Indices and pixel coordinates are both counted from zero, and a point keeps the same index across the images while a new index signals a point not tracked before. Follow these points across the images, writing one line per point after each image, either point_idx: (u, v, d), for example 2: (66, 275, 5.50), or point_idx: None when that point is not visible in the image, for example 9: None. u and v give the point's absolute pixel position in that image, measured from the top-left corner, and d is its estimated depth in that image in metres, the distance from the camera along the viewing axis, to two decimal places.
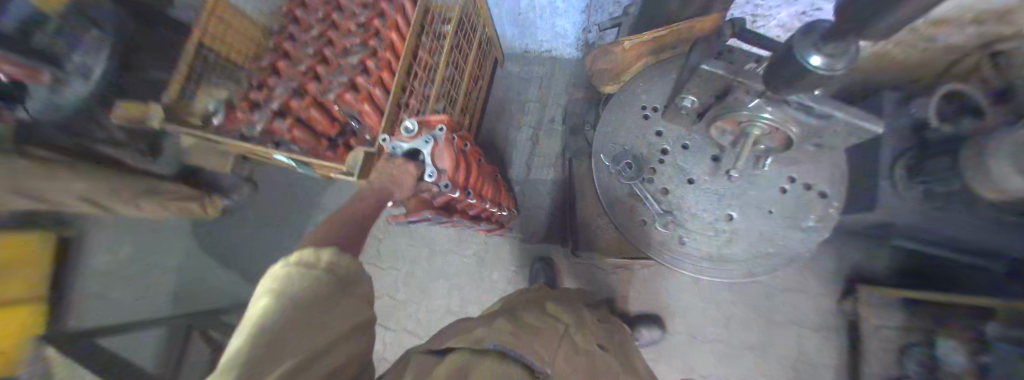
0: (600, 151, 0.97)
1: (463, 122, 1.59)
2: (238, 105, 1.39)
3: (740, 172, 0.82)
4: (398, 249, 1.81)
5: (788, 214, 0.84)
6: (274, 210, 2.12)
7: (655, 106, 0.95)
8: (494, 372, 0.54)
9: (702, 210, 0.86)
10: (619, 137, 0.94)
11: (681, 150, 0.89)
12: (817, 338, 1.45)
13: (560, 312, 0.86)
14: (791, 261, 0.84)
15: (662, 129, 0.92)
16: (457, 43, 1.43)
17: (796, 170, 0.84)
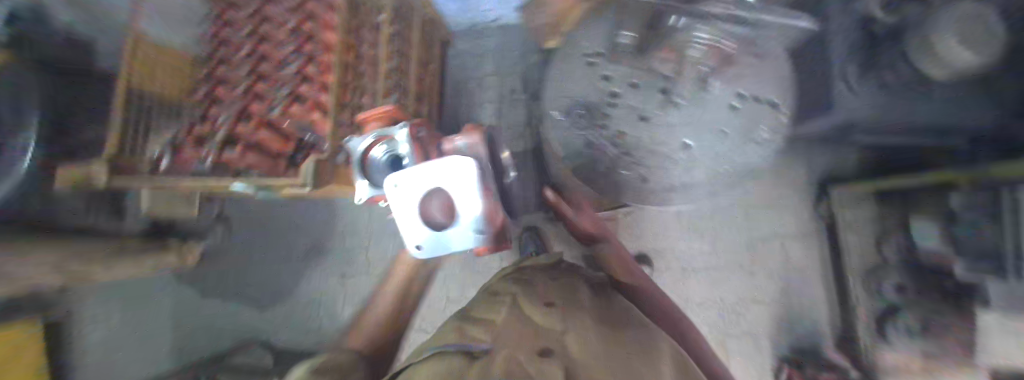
0: (554, 108, 0.93)
1: (422, 111, 1.56)
2: (182, 142, 1.34)
3: (688, 96, 0.77)
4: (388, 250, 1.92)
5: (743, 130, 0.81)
6: (263, 240, 2.15)
7: (599, 51, 0.85)
8: (429, 367, 0.51)
9: (659, 145, 0.82)
10: (568, 90, 0.88)
11: (631, 89, 0.80)
12: (800, 243, 1.52)
13: (511, 287, 0.86)
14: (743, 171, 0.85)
15: (609, 71, 0.83)
16: (396, 31, 1.38)
17: (743, 85, 0.78)
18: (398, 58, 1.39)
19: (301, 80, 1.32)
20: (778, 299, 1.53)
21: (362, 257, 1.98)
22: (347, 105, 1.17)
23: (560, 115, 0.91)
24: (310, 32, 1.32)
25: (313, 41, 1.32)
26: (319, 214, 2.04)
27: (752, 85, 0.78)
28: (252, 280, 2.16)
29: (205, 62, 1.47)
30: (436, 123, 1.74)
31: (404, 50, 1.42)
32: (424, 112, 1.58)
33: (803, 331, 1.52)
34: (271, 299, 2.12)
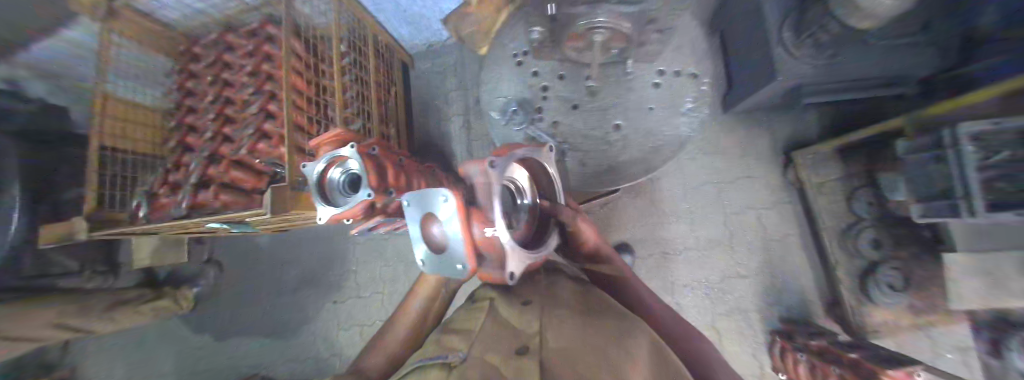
0: (491, 109, 0.98)
1: (388, 132, 1.60)
2: (160, 191, 1.38)
3: (609, 80, 0.85)
4: (376, 273, 1.94)
5: (666, 104, 0.89)
6: (255, 277, 2.16)
7: (524, 50, 0.91)
8: None
9: (590, 129, 0.88)
10: (502, 90, 0.95)
11: (558, 80, 0.88)
12: (775, 213, 1.54)
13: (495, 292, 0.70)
14: (676, 143, 0.92)
15: (537, 68, 0.90)
16: (354, 59, 1.42)
17: (660, 63, 0.87)
18: (359, 85, 1.44)
19: (266, 117, 1.36)
20: (760, 271, 1.53)
21: (351, 282, 1.99)
22: (310, 137, 1.22)
23: (497, 115, 0.96)
24: (267, 73, 1.37)
25: (272, 80, 1.37)
26: (307, 245, 2.07)
27: (668, 63, 0.87)
28: (248, 319, 2.17)
29: (175, 112, 1.53)
30: (407, 142, 1.79)
31: (366, 77, 1.48)
32: (391, 134, 1.62)
33: (792, 299, 1.51)
34: (268, 336, 2.13)
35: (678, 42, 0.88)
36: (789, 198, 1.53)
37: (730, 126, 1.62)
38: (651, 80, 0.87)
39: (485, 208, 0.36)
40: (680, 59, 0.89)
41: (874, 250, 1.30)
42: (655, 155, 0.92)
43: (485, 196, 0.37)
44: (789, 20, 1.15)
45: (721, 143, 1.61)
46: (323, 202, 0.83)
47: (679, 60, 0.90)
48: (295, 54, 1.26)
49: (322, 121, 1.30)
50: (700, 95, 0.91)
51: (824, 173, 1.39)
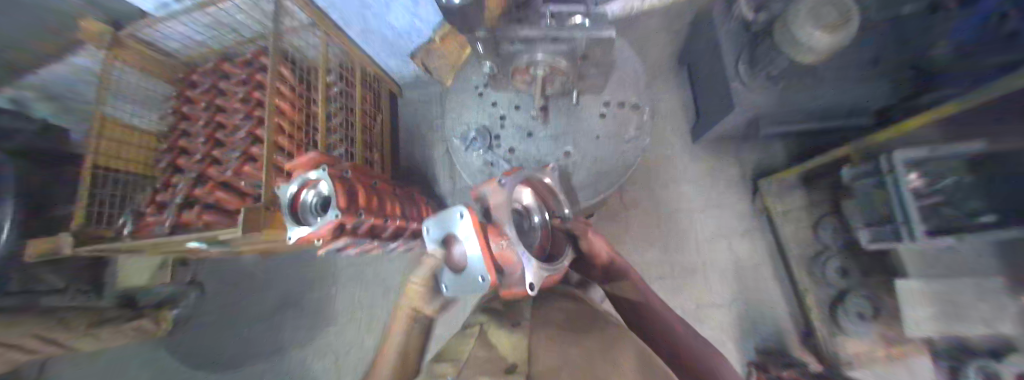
0: (455, 135, 1.15)
1: (373, 158, 1.69)
2: (147, 211, 1.43)
3: (557, 111, 1.06)
4: (357, 296, 2.00)
5: (609, 133, 1.09)
6: (239, 296, 2.17)
7: (484, 84, 1.13)
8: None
9: (543, 154, 1.05)
10: (465, 118, 1.13)
11: (515, 110, 1.08)
12: (742, 241, 1.65)
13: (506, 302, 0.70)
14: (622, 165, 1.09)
15: (496, 99, 1.11)
16: (345, 90, 1.55)
17: (604, 97, 1.09)
18: (344, 114, 1.54)
19: (252, 142, 1.43)
20: (732, 299, 1.60)
21: (332, 305, 2.03)
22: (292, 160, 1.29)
23: (459, 140, 1.13)
24: (258, 101, 1.45)
25: (262, 108, 1.45)
26: (293, 265, 2.11)
27: (611, 95, 1.10)
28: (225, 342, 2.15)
29: (169, 135, 1.60)
30: (390, 167, 1.88)
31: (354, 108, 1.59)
32: (374, 160, 1.70)
33: (762, 328, 1.56)
34: (244, 360, 2.11)
35: (617, 80, 1.11)
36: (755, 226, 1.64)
37: (695, 160, 1.76)
38: (598, 111, 1.08)
39: (500, 226, 0.44)
40: (620, 93, 1.11)
41: (842, 278, 1.35)
42: (605, 175, 1.08)
43: (500, 213, 0.45)
44: (744, 57, 1.22)
45: (688, 175, 1.75)
46: (294, 223, 0.87)
47: (621, 94, 1.11)
48: (287, 82, 1.38)
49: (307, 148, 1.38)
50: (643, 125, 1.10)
51: (789, 201, 1.49)
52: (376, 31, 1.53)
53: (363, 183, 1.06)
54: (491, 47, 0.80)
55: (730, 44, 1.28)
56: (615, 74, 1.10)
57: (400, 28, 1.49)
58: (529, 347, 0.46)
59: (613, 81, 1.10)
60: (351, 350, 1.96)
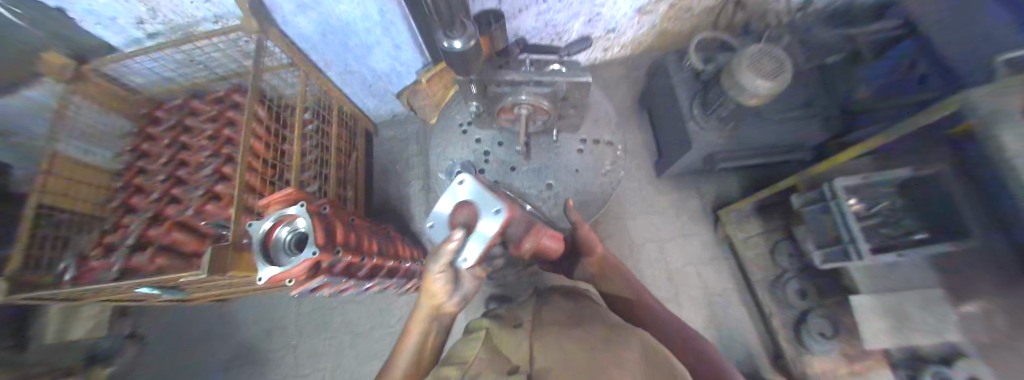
0: (439, 171, 1.17)
1: (344, 195, 1.68)
2: (90, 254, 1.28)
3: (538, 147, 1.13)
4: (322, 343, 1.86)
5: (586, 167, 1.17)
6: (186, 352, 1.92)
7: (468, 122, 1.19)
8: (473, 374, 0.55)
9: (527, 187, 1.11)
10: (450, 153, 1.17)
11: (498, 146, 1.14)
12: (710, 267, 1.75)
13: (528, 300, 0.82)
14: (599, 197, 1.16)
15: (479, 136, 1.16)
16: (320, 128, 1.55)
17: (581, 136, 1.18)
18: (319, 151, 1.53)
19: (218, 179, 1.36)
20: (705, 324, 1.66)
21: (291, 356, 1.86)
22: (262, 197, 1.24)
23: (444, 175, 1.15)
24: (229, 137, 1.41)
25: (231, 145, 1.40)
26: (250, 313, 1.93)
27: (586, 134, 1.20)
28: None
29: (125, 173, 1.50)
30: (364, 205, 1.87)
31: (330, 146, 1.60)
32: (348, 196, 1.70)
33: (737, 353, 1.59)
34: None
35: (591, 121, 1.21)
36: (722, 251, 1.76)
37: (660, 194, 1.90)
38: (576, 148, 1.16)
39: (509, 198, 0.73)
40: (594, 133, 1.21)
41: (802, 300, 1.46)
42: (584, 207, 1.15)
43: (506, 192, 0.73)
44: (698, 100, 1.38)
45: (657, 207, 1.88)
46: (266, 262, 0.81)
47: (596, 132, 1.21)
48: (263, 119, 1.36)
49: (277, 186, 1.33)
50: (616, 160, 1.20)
51: (747, 229, 1.63)
52: (356, 72, 1.57)
53: (340, 220, 1.03)
54: (479, 88, 0.87)
55: (684, 89, 1.45)
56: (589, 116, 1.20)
57: (380, 70, 1.54)
58: (530, 350, 0.51)
59: (587, 121, 1.21)
60: None
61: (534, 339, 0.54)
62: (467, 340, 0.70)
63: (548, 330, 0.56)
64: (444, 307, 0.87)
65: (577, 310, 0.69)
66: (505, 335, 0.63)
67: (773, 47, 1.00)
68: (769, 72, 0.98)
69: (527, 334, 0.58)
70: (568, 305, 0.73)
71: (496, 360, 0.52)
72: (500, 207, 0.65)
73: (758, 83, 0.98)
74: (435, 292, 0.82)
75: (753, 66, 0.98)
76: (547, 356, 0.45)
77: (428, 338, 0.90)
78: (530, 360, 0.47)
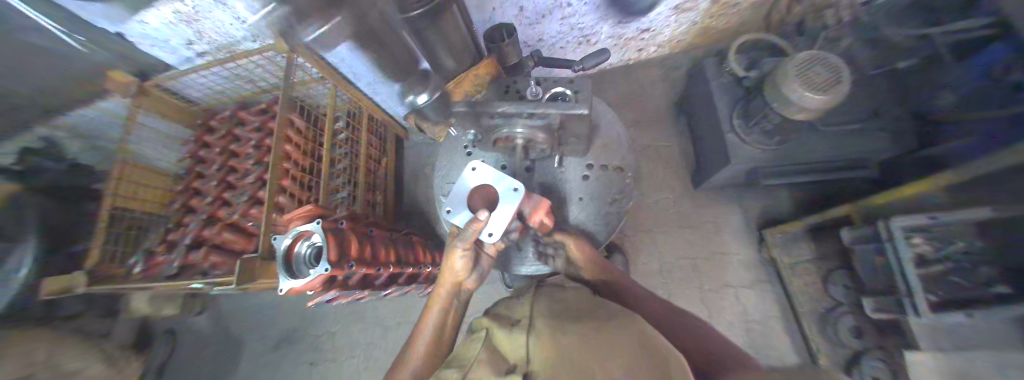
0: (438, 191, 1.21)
1: (373, 198, 1.76)
2: (155, 250, 1.44)
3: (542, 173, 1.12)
4: (354, 336, 2.01)
5: (593, 194, 1.13)
6: (237, 334, 2.13)
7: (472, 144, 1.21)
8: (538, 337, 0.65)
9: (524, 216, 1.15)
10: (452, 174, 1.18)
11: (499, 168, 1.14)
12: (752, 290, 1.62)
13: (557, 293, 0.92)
14: (611, 226, 1.11)
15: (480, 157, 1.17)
16: (350, 136, 1.65)
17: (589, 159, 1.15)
18: (349, 158, 1.63)
19: (261, 185, 1.49)
20: None
21: (326, 346, 2.03)
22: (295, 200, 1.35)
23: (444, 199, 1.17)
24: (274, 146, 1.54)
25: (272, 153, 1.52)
26: (291, 303, 2.11)
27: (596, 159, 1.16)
28: None
29: (185, 176, 1.68)
30: (391, 209, 1.95)
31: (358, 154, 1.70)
32: (376, 202, 1.79)
33: None
34: None
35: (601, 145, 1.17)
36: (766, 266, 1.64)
37: (691, 209, 1.82)
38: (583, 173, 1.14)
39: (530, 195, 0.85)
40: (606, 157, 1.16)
41: (857, 338, 1.28)
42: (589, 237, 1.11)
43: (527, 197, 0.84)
44: (736, 109, 1.25)
45: (693, 221, 1.80)
46: (288, 275, 0.87)
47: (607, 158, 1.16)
48: (301, 126, 1.47)
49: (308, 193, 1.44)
50: (627, 185, 1.14)
51: (796, 253, 1.46)
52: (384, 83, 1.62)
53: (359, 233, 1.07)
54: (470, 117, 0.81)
55: (723, 96, 1.31)
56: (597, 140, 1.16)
57: None
58: (539, 346, 0.61)
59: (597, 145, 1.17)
60: None
61: (531, 336, 0.66)
62: (478, 335, 0.80)
63: (542, 327, 0.69)
64: (466, 283, 0.89)
65: (569, 307, 0.79)
66: (506, 332, 0.73)
67: (823, 52, 0.87)
68: (823, 82, 0.85)
69: (525, 332, 0.69)
70: (561, 304, 0.82)
71: (499, 360, 0.65)
72: (519, 183, 0.78)
73: (806, 97, 0.85)
74: (454, 269, 0.84)
75: (799, 77, 0.85)
76: (537, 355, 0.58)
77: (451, 313, 0.87)
78: (525, 362, 0.60)
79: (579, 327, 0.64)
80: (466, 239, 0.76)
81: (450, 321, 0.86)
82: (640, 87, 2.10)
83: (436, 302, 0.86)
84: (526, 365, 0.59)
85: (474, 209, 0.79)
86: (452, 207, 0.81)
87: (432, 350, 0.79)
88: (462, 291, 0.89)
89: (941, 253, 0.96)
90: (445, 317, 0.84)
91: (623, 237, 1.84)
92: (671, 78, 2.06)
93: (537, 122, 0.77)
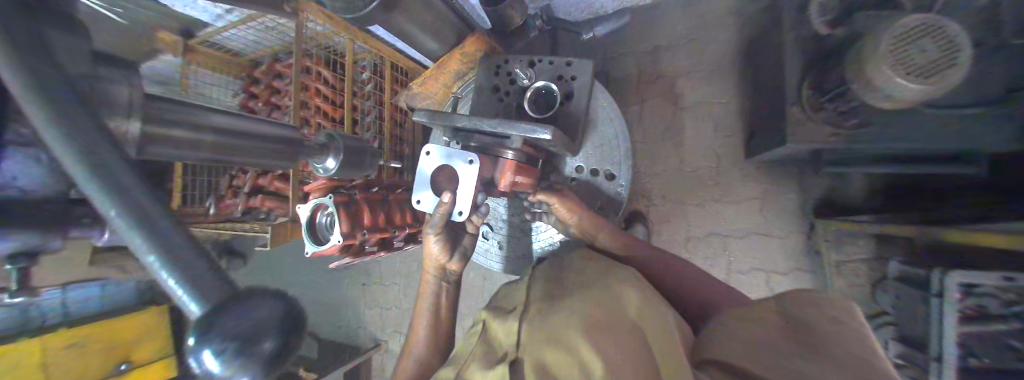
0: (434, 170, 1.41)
1: (401, 150, 1.83)
2: (226, 194, 1.80)
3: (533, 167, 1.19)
4: (396, 266, 2.42)
5: (581, 188, 1.30)
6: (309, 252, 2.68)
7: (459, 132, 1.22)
8: (562, 318, 0.73)
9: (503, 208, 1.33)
10: None
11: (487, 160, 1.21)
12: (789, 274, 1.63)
13: (549, 269, 0.98)
14: (599, 209, 1.29)
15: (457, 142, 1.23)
16: (377, 92, 1.73)
17: (579, 159, 1.28)
18: (378, 111, 1.73)
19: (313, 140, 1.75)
20: None
21: (376, 270, 2.49)
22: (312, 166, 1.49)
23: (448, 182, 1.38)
24: (324, 105, 1.74)
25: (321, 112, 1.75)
26: None
27: (593, 158, 1.28)
28: (302, 286, 2.81)
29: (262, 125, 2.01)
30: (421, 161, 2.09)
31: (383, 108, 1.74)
32: (404, 152, 1.85)
33: None
34: (316, 301, 2.74)
35: (591, 149, 1.27)
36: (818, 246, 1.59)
37: (734, 182, 1.70)
38: (573, 169, 1.29)
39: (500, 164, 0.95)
40: (600, 158, 1.28)
41: None
42: None
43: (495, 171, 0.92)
44: (809, 78, 1.17)
45: (733, 197, 1.70)
46: (313, 241, 1.05)
47: (595, 162, 1.28)
48: (339, 89, 1.63)
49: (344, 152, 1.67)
50: (613, 185, 1.27)
51: (849, 252, 1.51)
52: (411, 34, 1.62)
53: (385, 203, 1.23)
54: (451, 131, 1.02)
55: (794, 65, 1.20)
56: (589, 137, 1.26)
57: None
58: (548, 330, 0.72)
59: (587, 143, 1.28)
60: (393, 308, 2.45)
61: (522, 321, 0.79)
62: (474, 328, 0.91)
63: (533, 310, 0.81)
64: (448, 266, 1.03)
65: (556, 276, 0.93)
66: (500, 322, 0.83)
67: (941, 18, 0.80)
68: (925, 64, 0.81)
69: (516, 319, 0.80)
70: (555, 272, 0.95)
71: (492, 350, 0.78)
72: (472, 155, 0.82)
73: (899, 81, 0.83)
74: (433, 253, 1.01)
75: (896, 58, 0.83)
76: (532, 339, 0.72)
77: (442, 297, 1.06)
78: (516, 345, 0.74)
79: (586, 288, 0.82)
80: (436, 225, 0.90)
81: (442, 309, 1.06)
82: (705, 28, 1.75)
83: (427, 286, 1.06)
84: (517, 351, 0.73)
85: (441, 192, 0.89)
86: (422, 199, 0.87)
87: (432, 326, 1.04)
88: (447, 273, 1.05)
89: (1010, 310, 1.12)
90: (437, 302, 1.04)
91: (649, 206, 1.79)
92: (743, 17, 1.69)
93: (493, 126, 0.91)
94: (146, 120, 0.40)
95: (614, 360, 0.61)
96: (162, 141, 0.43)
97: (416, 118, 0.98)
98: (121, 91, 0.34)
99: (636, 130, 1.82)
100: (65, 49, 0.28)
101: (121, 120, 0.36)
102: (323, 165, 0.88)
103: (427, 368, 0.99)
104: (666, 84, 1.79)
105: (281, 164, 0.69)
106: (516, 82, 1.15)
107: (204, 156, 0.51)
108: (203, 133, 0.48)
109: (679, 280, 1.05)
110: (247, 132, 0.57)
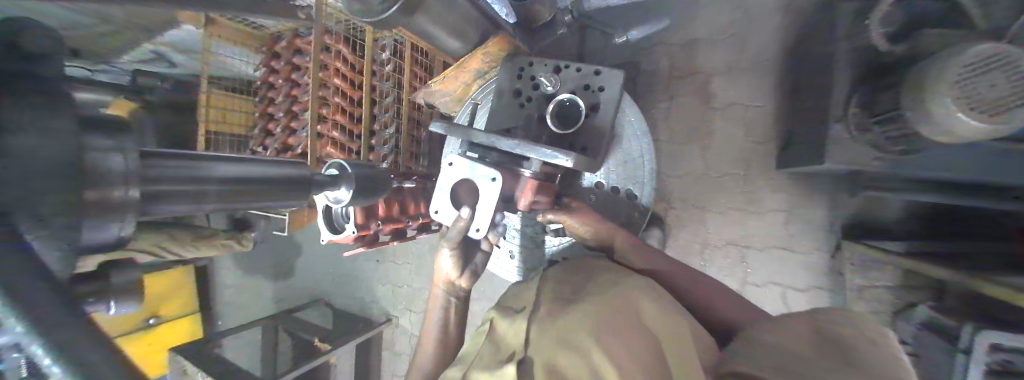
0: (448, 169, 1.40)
1: (419, 137, 1.82)
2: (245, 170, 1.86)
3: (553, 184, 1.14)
4: (409, 247, 2.49)
5: (602, 200, 1.26)
6: None
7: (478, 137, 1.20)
8: (578, 321, 0.69)
9: (521, 223, 1.32)
10: None
11: None
12: (806, 294, 1.60)
13: (561, 269, 0.96)
14: (619, 219, 1.25)
15: None
16: (397, 76, 1.71)
17: (599, 176, 1.25)
18: (398, 95, 1.71)
19: (328, 124, 1.74)
20: None
21: (391, 250, 2.57)
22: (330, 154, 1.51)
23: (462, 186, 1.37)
24: (343, 85, 1.73)
25: (340, 94, 1.74)
26: None
27: (616, 171, 1.25)
28: (319, 258, 2.93)
29: (284, 104, 2.04)
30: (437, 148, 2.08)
31: (401, 91, 1.71)
32: (420, 137, 1.83)
33: None
34: (333, 273, 2.88)
35: (615, 163, 1.24)
36: (843, 269, 1.53)
37: (762, 193, 1.62)
38: (593, 183, 1.26)
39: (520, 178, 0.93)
40: (622, 173, 1.25)
41: None
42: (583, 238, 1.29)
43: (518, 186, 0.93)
44: (857, 94, 1.12)
45: (758, 207, 1.63)
46: (329, 227, 1.07)
47: (616, 177, 1.26)
48: (359, 72, 1.62)
49: (360, 135, 1.75)
50: (633, 195, 1.25)
51: (873, 278, 1.48)
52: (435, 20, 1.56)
53: (401, 192, 1.23)
54: (472, 147, 1.01)
55: (842, 79, 1.13)
56: (612, 147, 1.21)
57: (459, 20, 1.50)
58: (553, 333, 0.68)
59: (610, 158, 1.25)
60: (405, 287, 2.54)
61: (533, 320, 0.75)
62: (481, 329, 0.88)
63: (544, 313, 0.76)
64: (457, 282, 1.07)
65: (574, 281, 0.88)
66: (509, 322, 0.80)
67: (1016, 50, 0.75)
68: (994, 100, 0.78)
69: (527, 321, 0.76)
70: (572, 274, 0.92)
71: (500, 348, 0.75)
72: (497, 173, 0.80)
73: (959, 116, 0.81)
74: (444, 269, 1.04)
75: (959, 89, 0.80)
76: (543, 343, 0.67)
77: (450, 311, 1.09)
78: (526, 343, 0.70)
79: (602, 292, 0.78)
80: (453, 236, 0.90)
81: (452, 325, 1.09)
82: (749, 25, 1.61)
83: (435, 292, 1.09)
84: (524, 350, 0.69)
85: (460, 205, 0.86)
86: (440, 209, 0.85)
87: (441, 335, 1.07)
88: (454, 286, 1.08)
89: None
90: (444, 317, 1.07)
91: (667, 210, 1.75)
92: (794, 14, 1.54)
93: (513, 144, 0.88)
94: (143, 182, 0.38)
95: (626, 371, 0.58)
96: (165, 198, 0.42)
97: (431, 129, 0.96)
98: (115, 163, 0.33)
99: (662, 130, 1.74)
100: (47, 151, 0.27)
101: (120, 186, 0.34)
102: (334, 195, 0.78)
103: (440, 360, 1.06)
104: (699, 83, 1.69)
105: (297, 204, 0.65)
106: (540, 89, 1.11)
107: (216, 207, 0.50)
108: (205, 184, 0.46)
109: (694, 296, 1.01)
110: (256, 176, 0.54)
